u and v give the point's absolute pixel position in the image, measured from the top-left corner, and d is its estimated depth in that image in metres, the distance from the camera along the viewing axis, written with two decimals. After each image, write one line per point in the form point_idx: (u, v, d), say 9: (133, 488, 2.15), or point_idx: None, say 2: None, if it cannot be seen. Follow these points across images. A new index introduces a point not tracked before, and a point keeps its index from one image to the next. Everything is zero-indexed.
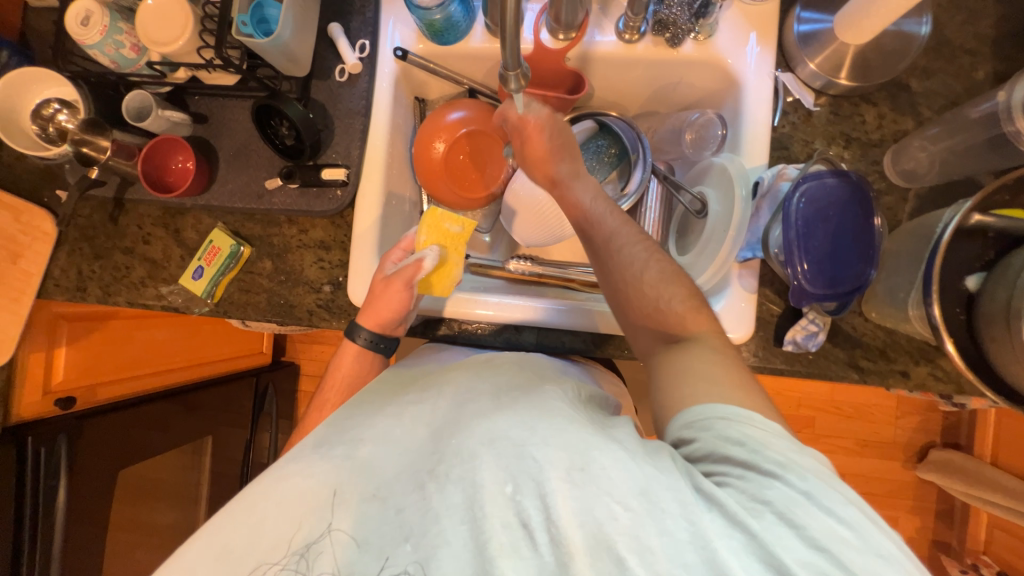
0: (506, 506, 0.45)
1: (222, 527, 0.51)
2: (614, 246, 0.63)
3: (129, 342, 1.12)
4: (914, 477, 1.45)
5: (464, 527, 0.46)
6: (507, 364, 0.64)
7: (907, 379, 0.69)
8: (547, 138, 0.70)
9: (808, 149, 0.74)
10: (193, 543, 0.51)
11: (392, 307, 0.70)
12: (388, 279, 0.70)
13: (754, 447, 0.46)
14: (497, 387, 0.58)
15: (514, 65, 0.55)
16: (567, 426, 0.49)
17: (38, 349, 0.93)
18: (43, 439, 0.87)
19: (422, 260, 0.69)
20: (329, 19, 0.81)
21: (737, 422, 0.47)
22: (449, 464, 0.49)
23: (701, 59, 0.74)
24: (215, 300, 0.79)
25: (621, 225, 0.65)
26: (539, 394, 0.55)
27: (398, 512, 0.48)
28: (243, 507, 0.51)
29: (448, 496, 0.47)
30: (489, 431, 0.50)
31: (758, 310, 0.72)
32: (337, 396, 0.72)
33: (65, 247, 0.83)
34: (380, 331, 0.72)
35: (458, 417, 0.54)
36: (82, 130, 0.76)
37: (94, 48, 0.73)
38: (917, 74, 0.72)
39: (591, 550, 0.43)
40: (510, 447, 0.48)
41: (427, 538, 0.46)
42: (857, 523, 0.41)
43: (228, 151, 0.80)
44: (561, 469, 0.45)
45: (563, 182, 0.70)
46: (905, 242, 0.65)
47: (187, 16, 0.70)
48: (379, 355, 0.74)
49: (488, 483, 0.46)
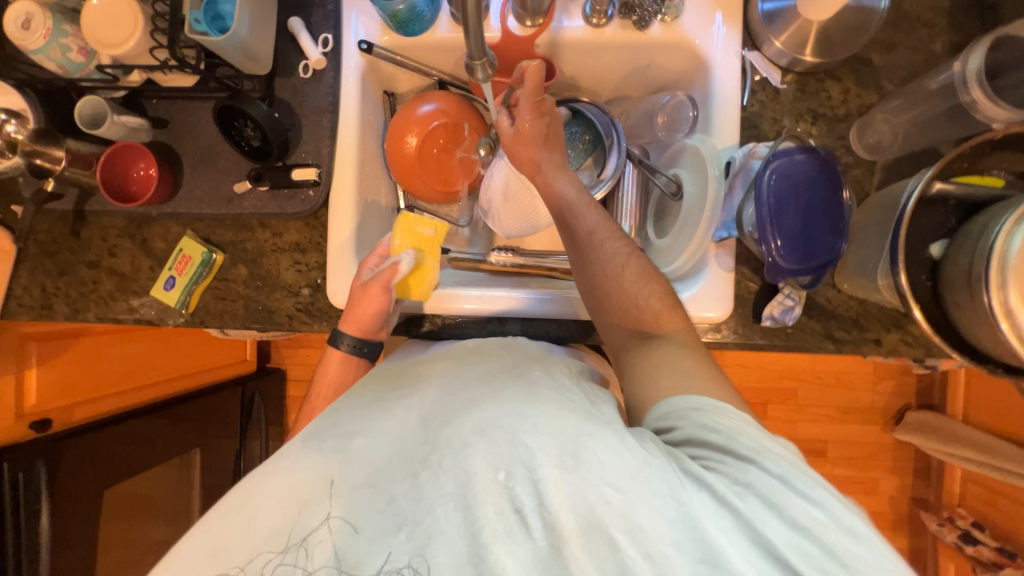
0: (499, 493, 0.46)
1: (212, 524, 0.49)
2: (597, 240, 0.64)
3: (103, 359, 1.08)
4: (892, 439, 1.51)
5: (457, 515, 0.45)
6: (499, 352, 0.64)
7: (880, 346, 0.71)
8: (536, 130, 0.70)
9: (777, 127, 0.75)
10: (185, 542, 0.48)
11: (374, 309, 0.70)
12: (366, 284, 0.70)
13: (725, 433, 0.48)
14: (485, 372, 0.59)
15: (479, 55, 0.54)
16: (558, 414, 0.50)
17: (7, 373, 0.90)
18: (20, 465, 0.85)
19: (398, 263, 0.70)
20: (289, 14, 0.78)
21: (708, 411, 0.49)
22: (443, 453, 0.49)
23: (669, 41, 0.74)
24: (189, 310, 0.77)
25: (601, 220, 0.65)
26: (529, 380, 0.56)
27: (391, 500, 0.47)
28: (236, 503, 0.49)
29: (442, 485, 0.47)
30: (481, 420, 0.50)
31: (736, 288, 0.74)
32: (325, 403, 0.72)
33: (26, 264, 0.80)
34: (362, 338, 0.72)
35: (449, 406, 0.55)
36: (33, 140, 0.72)
37: (38, 53, 0.70)
38: (879, 48, 0.74)
39: (584, 533, 0.44)
40: (503, 435, 0.48)
41: (421, 527, 0.46)
42: (829, 505, 0.42)
43: (193, 155, 0.78)
44: (552, 455, 0.46)
45: (546, 172, 0.70)
46: (873, 214, 0.67)
47: (137, 15, 0.67)
48: (363, 360, 0.73)
49: (481, 471, 0.47)
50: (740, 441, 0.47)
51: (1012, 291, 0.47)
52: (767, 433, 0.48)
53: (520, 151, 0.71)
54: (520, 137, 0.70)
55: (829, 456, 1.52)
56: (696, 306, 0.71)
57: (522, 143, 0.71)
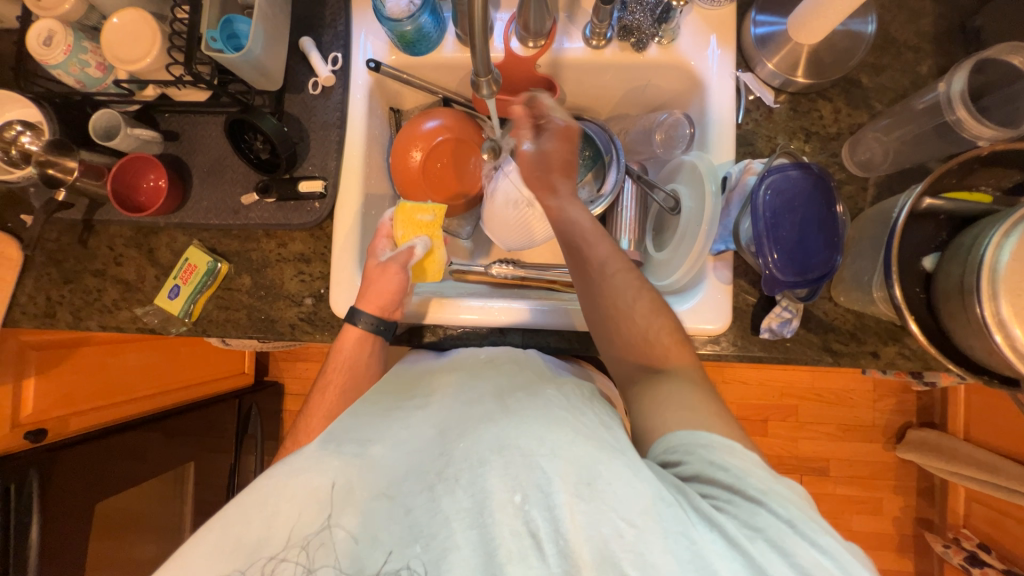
0: (514, 516, 0.46)
1: (234, 519, 0.48)
2: (609, 271, 0.64)
3: (102, 368, 1.07)
4: (895, 457, 1.49)
5: (473, 532, 0.45)
6: (512, 366, 0.65)
7: (877, 359, 0.72)
8: (551, 151, 0.73)
9: (772, 145, 0.77)
10: (204, 534, 0.49)
11: (387, 288, 0.70)
12: (383, 265, 0.72)
13: (725, 472, 0.48)
14: (499, 387, 0.59)
15: (485, 71, 0.56)
16: (576, 439, 0.49)
17: (5, 381, 0.90)
18: (13, 476, 0.84)
19: (413, 247, 0.73)
20: (300, 33, 0.81)
21: (716, 448, 0.49)
22: (458, 466, 0.49)
23: (666, 62, 0.77)
24: (193, 319, 0.78)
25: (613, 252, 0.65)
26: (544, 397, 0.56)
27: (407, 512, 0.48)
28: (254, 501, 0.49)
29: (457, 501, 0.47)
30: (499, 436, 0.50)
31: (735, 300, 0.75)
32: (341, 378, 0.71)
33: (32, 272, 0.81)
34: (379, 317, 0.71)
35: (466, 420, 0.55)
36: (47, 151, 0.73)
37: (58, 68, 0.72)
38: (868, 70, 0.77)
39: (598, 565, 0.43)
40: (520, 458, 0.48)
41: (436, 540, 0.46)
42: (842, 557, 0.42)
43: (202, 167, 0.80)
44: (569, 483, 0.46)
45: (559, 205, 0.70)
46: (867, 228, 0.69)
47: (155, 33, 0.70)
48: (379, 338, 0.72)
49: (498, 492, 0.46)
50: (746, 482, 0.47)
51: (1003, 301, 0.48)
52: (771, 474, 0.49)
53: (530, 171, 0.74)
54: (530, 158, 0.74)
55: (831, 475, 1.50)
56: (696, 318, 0.72)
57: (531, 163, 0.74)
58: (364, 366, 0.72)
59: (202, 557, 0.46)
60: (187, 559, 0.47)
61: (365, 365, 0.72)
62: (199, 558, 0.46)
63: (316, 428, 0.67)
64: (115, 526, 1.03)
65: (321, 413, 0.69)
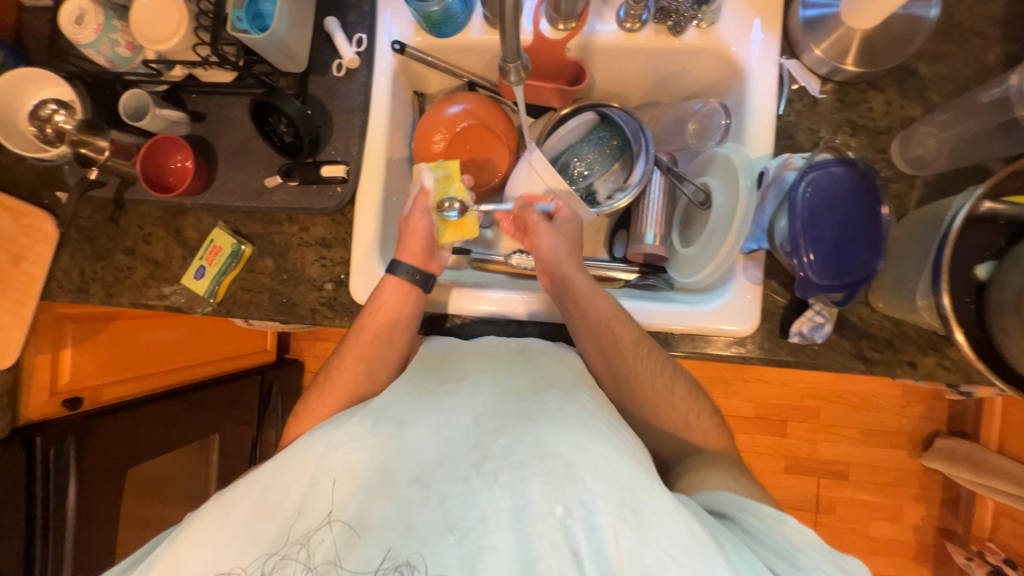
0: (555, 528, 0.45)
1: (273, 479, 0.50)
2: (638, 353, 0.66)
3: (133, 342, 1.11)
4: (920, 465, 1.44)
5: (511, 536, 0.44)
6: (544, 359, 0.63)
7: (914, 369, 0.68)
8: (567, 229, 0.73)
9: (813, 138, 0.72)
10: (243, 484, 0.51)
11: (418, 236, 0.71)
12: (407, 216, 0.72)
13: (762, 535, 0.51)
14: (532, 384, 0.58)
15: (514, 57, 0.54)
16: (621, 459, 0.48)
17: (43, 352, 0.94)
18: (52, 440, 0.88)
19: (424, 187, 0.72)
20: (325, 13, 0.79)
21: (761, 517, 0.53)
22: (498, 465, 0.48)
23: (704, 47, 0.73)
24: (218, 300, 0.79)
25: (636, 338, 0.66)
26: (580, 403, 0.55)
27: (442, 500, 0.47)
28: (293, 462, 0.50)
29: (496, 500, 0.46)
30: (540, 441, 0.49)
31: (764, 301, 0.72)
32: (376, 325, 0.70)
33: (67, 249, 0.83)
34: (422, 271, 0.71)
35: (507, 417, 0.53)
36: (79, 130, 0.74)
37: (89, 47, 0.73)
38: (926, 59, 0.71)
39: None
40: (562, 469, 0.47)
41: (472, 535, 0.45)
42: None
43: (227, 150, 0.80)
44: (613, 506, 0.44)
45: (578, 292, 0.67)
46: (914, 231, 0.65)
47: (182, 12, 0.70)
48: (417, 291, 0.71)
49: (538, 502, 0.45)
50: (790, 553, 0.48)
51: None
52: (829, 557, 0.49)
53: (550, 241, 0.71)
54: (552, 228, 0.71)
55: (851, 480, 1.46)
56: (719, 318, 0.70)
57: (554, 234, 0.71)
58: (403, 317, 0.71)
59: (242, 513, 0.49)
60: (229, 513, 0.49)
61: (400, 315, 0.71)
62: (241, 519, 0.48)
63: (348, 367, 0.69)
64: (145, 490, 1.09)
65: (353, 353, 0.69)
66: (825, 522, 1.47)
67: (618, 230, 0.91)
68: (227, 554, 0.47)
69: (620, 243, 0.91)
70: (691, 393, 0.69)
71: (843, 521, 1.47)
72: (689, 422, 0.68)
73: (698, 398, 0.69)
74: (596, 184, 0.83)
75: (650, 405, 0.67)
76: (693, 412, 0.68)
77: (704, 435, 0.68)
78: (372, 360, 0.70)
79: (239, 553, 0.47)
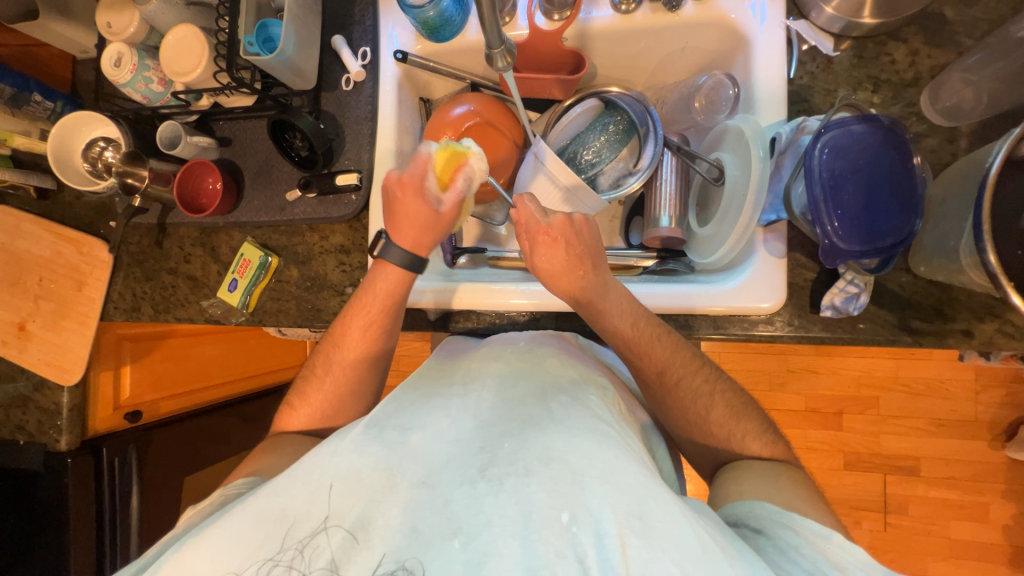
0: (561, 537, 0.43)
1: (280, 489, 0.50)
2: (669, 380, 0.65)
3: (185, 359, 1.17)
4: (1003, 457, 1.29)
5: (518, 543, 0.43)
6: (552, 362, 0.63)
7: (971, 338, 0.62)
8: (557, 255, 0.65)
9: (831, 99, 0.69)
10: (253, 501, 0.51)
11: (420, 214, 0.68)
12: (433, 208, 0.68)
13: (796, 554, 0.47)
14: (544, 389, 0.58)
15: (498, 42, 0.55)
16: (627, 465, 0.47)
17: (105, 370, 1.00)
18: (116, 449, 0.98)
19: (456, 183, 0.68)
20: (332, 33, 0.84)
21: (803, 534, 0.49)
22: (503, 470, 0.48)
23: (704, 20, 0.71)
24: (250, 310, 0.84)
25: (660, 338, 0.65)
26: (588, 406, 0.56)
27: (446, 504, 0.46)
28: (301, 473, 0.50)
29: (502, 506, 0.45)
30: (546, 447, 0.49)
31: (790, 276, 0.68)
32: (370, 302, 0.70)
33: (121, 272, 0.91)
34: (413, 255, 0.70)
35: (511, 418, 0.53)
36: (123, 162, 0.82)
37: (127, 86, 0.81)
38: (954, 2, 0.66)
39: None
40: (568, 474, 0.46)
41: (478, 542, 0.44)
42: None
43: (252, 169, 0.85)
44: (619, 513, 0.43)
45: (592, 304, 0.65)
46: (953, 186, 0.60)
47: (203, 45, 0.76)
48: (404, 271, 0.70)
49: (545, 510, 0.45)
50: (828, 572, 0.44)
51: None
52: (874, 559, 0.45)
53: (553, 283, 0.66)
54: (546, 266, 0.66)
55: (921, 475, 1.33)
56: (744, 297, 0.66)
57: (549, 273, 0.66)
58: (398, 297, 0.71)
59: (248, 525, 0.48)
60: (237, 521, 0.49)
61: (395, 295, 0.71)
62: (249, 523, 0.49)
63: (348, 359, 0.72)
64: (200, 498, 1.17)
65: (348, 331, 0.72)
66: (895, 522, 1.34)
67: (633, 218, 0.89)
68: (226, 564, 0.47)
69: (637, 230, 0.89)
70: (710, 375, 0.66)
71: (916, 522, 1.33)
72: (716, 406, 0.65)
73: (717, 383, 0.66)
74: (604, 172, 0.82)
75: (669, 390, 0.66)
76: (713, 414, 0.65)
77: (733, 420, 0.65)
78: (369, 351, 0.72)
79: (241, 561, 0.47)
